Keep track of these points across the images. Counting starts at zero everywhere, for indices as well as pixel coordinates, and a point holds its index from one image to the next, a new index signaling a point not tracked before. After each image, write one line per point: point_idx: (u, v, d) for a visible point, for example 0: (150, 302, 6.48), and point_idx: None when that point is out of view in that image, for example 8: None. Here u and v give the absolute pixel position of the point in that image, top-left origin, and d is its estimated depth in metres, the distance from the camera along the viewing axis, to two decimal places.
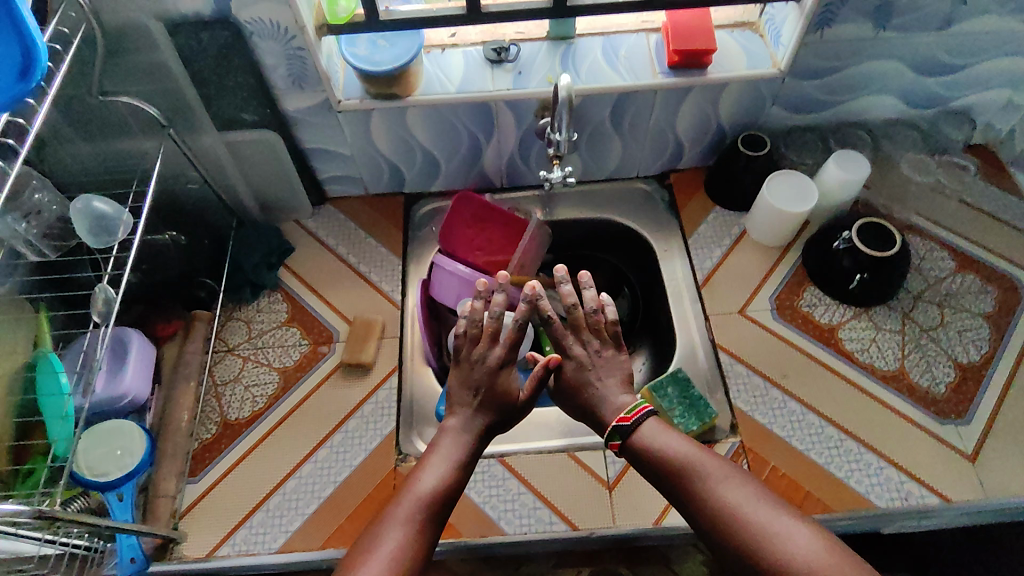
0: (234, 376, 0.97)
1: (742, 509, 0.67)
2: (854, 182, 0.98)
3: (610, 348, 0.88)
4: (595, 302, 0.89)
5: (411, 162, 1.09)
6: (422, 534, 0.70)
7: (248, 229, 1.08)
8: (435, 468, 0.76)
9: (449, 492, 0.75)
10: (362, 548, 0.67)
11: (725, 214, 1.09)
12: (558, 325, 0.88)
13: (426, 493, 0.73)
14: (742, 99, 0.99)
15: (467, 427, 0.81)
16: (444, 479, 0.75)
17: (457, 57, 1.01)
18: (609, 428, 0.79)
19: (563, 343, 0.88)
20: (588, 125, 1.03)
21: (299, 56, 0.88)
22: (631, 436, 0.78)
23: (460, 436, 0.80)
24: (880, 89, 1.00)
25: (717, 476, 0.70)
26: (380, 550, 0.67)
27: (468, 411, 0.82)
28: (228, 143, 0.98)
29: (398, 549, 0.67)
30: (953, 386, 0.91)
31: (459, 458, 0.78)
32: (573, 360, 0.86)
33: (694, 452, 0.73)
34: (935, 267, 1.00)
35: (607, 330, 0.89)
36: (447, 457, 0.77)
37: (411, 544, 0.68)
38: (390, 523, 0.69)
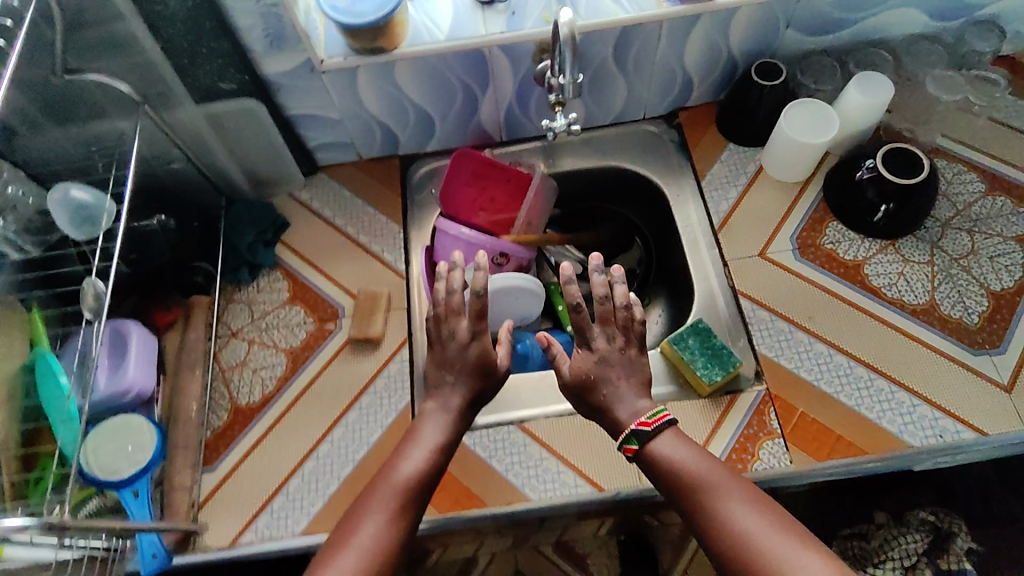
0: (240, 360, 0.95)
1: (757, 540, 0.64)
2: (877, 107, 0.91)
3: (633, 349, 0.80)
4: (625, 298, 0.80)
5: (403, 122, 1.03)
6: (399, 525, 0.68)
7: (240, 206, 1.03)
8: (416, 453, 0.74)
9: (429, 477, 0.73)
10: (337, 548, 0.66)
11: (739, 151, 1.03)
12: (583, 314, 0.78)
13: (405, 480, 0.71)
14: (753, 24, 0.92)
15: (447, 405, 0.78)
16: (424, 464, 0.73)
17: (445, 1, 0.93)
18: (626, 432, 0.73)
19: (586, 334, 0.79)
20: (590, 66, 0.96)
21: (275, 12, 0.81)
22: (648, 444, 0.73)
23: (443, 416, 0.77)
24: (902, 2, 0.92)
25: (736, 499, 0.67)
26: (355, 547, 0.66)
27: (451, 387, 0.79)
28: (209, 116, 0.92)
29: (372, 543, 0.66)
30: (986, 315, 0.87)
31: (440, 440, 0.75)
32: (595, 354, 0.79)
33: (711, 471, 0.70)
34: (963, 191, 0.95)
35: (633, 327, 0.80)
36: (428, 440, 0.75)
37: (387, 537, 0.67)
38: (367, 516, 0.68)
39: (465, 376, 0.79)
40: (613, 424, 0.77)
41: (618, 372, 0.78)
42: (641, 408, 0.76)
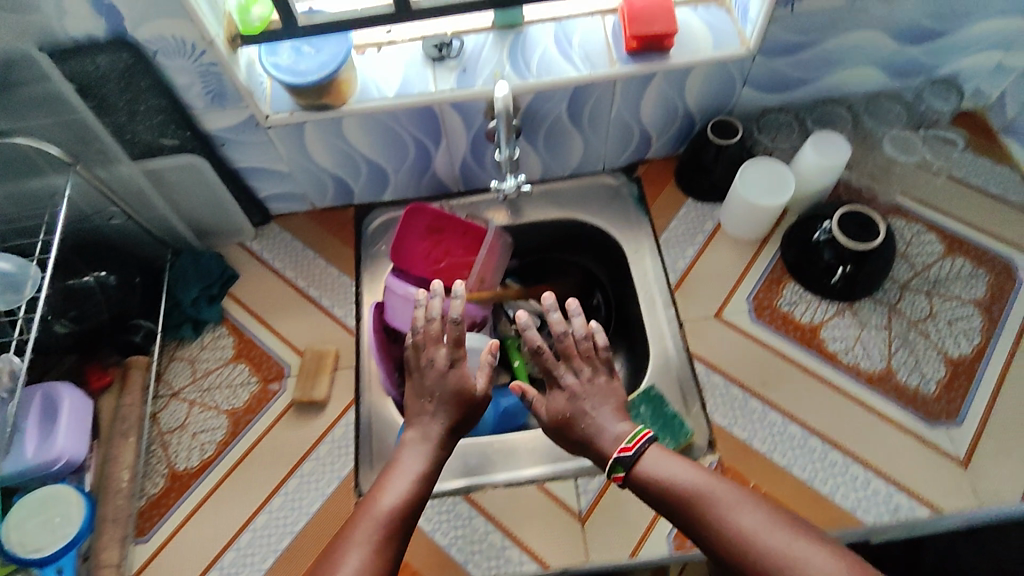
0: (180, 423, 0.92)
1: (760, 539, 0.60)
2: (833, 167, 0.89)
3: (603, 377, 0.81)
4: (584, 328, 0.83)
5: (356, 173, 1.01)
6: (384, 557, 0.62)
7: (186, 260, 1.01)
8: (397, 484, 0.69)
9: (413, 509, 0.67)
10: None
11: (697, 207, 1.01)
12: (547, 354, 0.81)
13: (388, 510, 0.65)
14: (709, 83, 0.91)
15: (426, 435, 0.74)
16: (407, 494, 0.68)
17: (395, 57, 0.90)
18: (610, 461, 0.71)
19: (554, 374, 0.81)
20: (544, 122, 0.94)
21: (214, 72, 0.79)
22: (634, 467, 0.70)
23: (424, 446, 0.73)
24: (858, 62, 0.91)
25: (728, 501, 0.64)
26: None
27: (429, 417, 0.76)
28: (149, 171, 0.89)
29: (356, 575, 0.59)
30: (943, 384, 0.85)
31: (424, 469, 0.71)
32: (565, 391, 0.79)
33: (702, 480, 0.66)
34: (922, 252, 0.93)
35: (598, 356, 0.82)
36: (409, 470, 0.70)
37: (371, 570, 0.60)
38: (348, 548, 0.62)
39: (444, 406, 0.76)
40: (598, 453, 0.75)
41: (593, 403, 0.78)
42: (624, 431, 0.74)
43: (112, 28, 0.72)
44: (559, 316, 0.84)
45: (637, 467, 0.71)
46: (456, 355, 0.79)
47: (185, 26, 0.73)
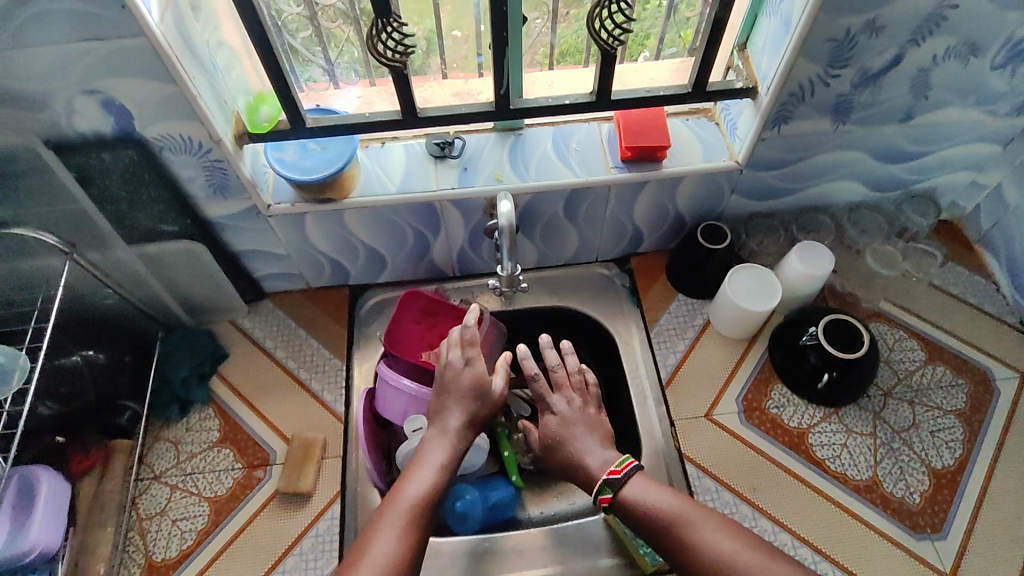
0: (160, 508, 0.90)
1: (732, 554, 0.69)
2: (818, 278, 0.92)
3: (593, 408, 0.89)
4: (576, 365, 0.92)
5: (353, 258, 1.02)
6: (413, 539, 0.72)
7: (177, 338, 1.00)
8: (421, 476, 0.78)
9: (435, 497, 0.76)
10: (356, 557, 0.69)
11: (687, 302, 1.04)
12: (541, 382, 0.89)
13: (414, 501, 0.75)
14: (700, 190, 0.94)
15: (444, 433, 0.83)
16: (430, 484, 0.77)
17: (398, 153, 0.93)
18: (598, 483, 0.79)
19: (547, 401, 0.88)
20: (541, 218, 0.96)
21: (220, 167, 0.80)
22: (620, 490, 0.78)
23: (444, 442, 0.82)
24: (842, 176, 0.95)
25: (709, 526, 0.72)
26: (375, 557, 0.69)
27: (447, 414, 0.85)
28: (147, 256, 0.89)
29: (389, 555, 0.69)
30: (927, 497, 0.86)
31: (444, 463, 0.80)
32: (555, 416, 0.87)
33: (681, 504, 0.74)
34: (905, 358, 0.96)
35: (588, 391, 0.90)
36: (431, 463, 0.79)
37: (402, 550, 0.70)
38: (381, 531, 0.71)
39: (459, 408, 0.85)
40: (586, 476, 0.82)
41: (580, 429, 0.85)
42: (610, 458, 0.82)
43: (121, 126, 0.73)
44: (553, 353, 0.92)
45: (622, 491, 0.78)
46: (470, 355, 0.87)
47: (193, 127, 0.73)
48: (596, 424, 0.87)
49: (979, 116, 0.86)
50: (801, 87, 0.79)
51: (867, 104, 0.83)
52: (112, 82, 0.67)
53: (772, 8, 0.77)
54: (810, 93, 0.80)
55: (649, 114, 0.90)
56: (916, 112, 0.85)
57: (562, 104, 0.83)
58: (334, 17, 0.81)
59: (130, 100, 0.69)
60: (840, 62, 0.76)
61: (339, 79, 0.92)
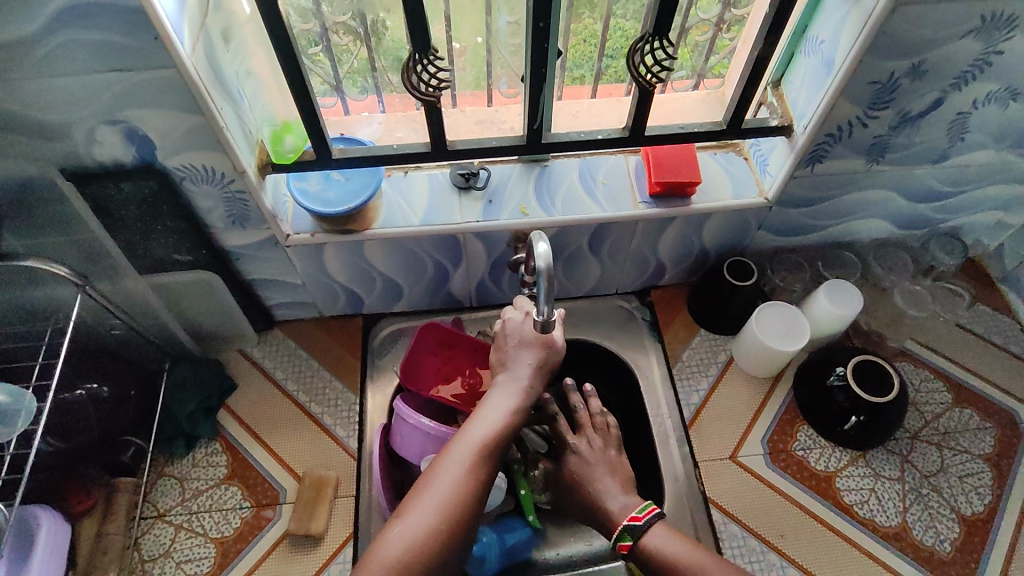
0: (164, 550, 0.86)
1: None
2: (846, 318, 0.91)
3: (614, 450, 0.87)
4: (598, 407, 0.91)
5: (370, 288, 0.98)
6: (478, 479, 0.67)
7: (184, 368, 0.96)
8: (491, 415, 0.72)
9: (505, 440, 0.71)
10: (416, 492, 0.66)
11: (709, 338, 1.02)
12: (563, 423, 0.89)
13: (482, 441, 0.69)
14: (727, 226, 0.93)
15: (515, 376, 0.76)
16: (500, 424, 0.71)
17: (421, 182, 0.90)
18: (619, 528, 0.77)
19: (567, 441, 0.87)
20: (564, 252, 0.94)
21: (241, 198, 0.77)
22: (642, 538, 0.76)
23: (515, 385, 0.75)
24: (870, 214, 0.94)
25: None
26: (436, 492, 0.66)
27: (519, 359, 0.77)
28: (158, 286, 0.86)
29: (451, 494, 0.65)
30: (958, 545, 0.85)
31: (514, 403, 0.73)
32: (574, 455, 0.86)
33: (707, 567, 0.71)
34: (931, 400, 0.95)
35: (610, 433, 0.89)
36: (501, 405, 0.73)
37: (466, 489, 0.66)
38: (445, 467, 0.67)
39: (531, 357, 0.77)
40: (607, 520, 0.79)
41: (600, 470, 0.84)
42: (631, 503, 0.80)
43: (141, 156, 0.70)
44: (577, 397, 0.91)
45: (644, 539, 0.76)
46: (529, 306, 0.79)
47: (217, 158, 0.71)
48: (615, 468, 0.84)
49: (1011, 158, 0.86)
50: (839, 128, 0.78)
51: (902, 146, 0.82)
52: (137, 112, 0.64)
53: (812, 47, 0.76)
54: (848, 134, 0.79)
55: (679, 149, 0.88)
56: (951, 154, 0.84)
57: (594, 139, 0.81)
58: (342, 35, 0.78)
59: (154, 130, 0.67)
60: (881, 104, 0.75)
61: (349, 97, 0.90)
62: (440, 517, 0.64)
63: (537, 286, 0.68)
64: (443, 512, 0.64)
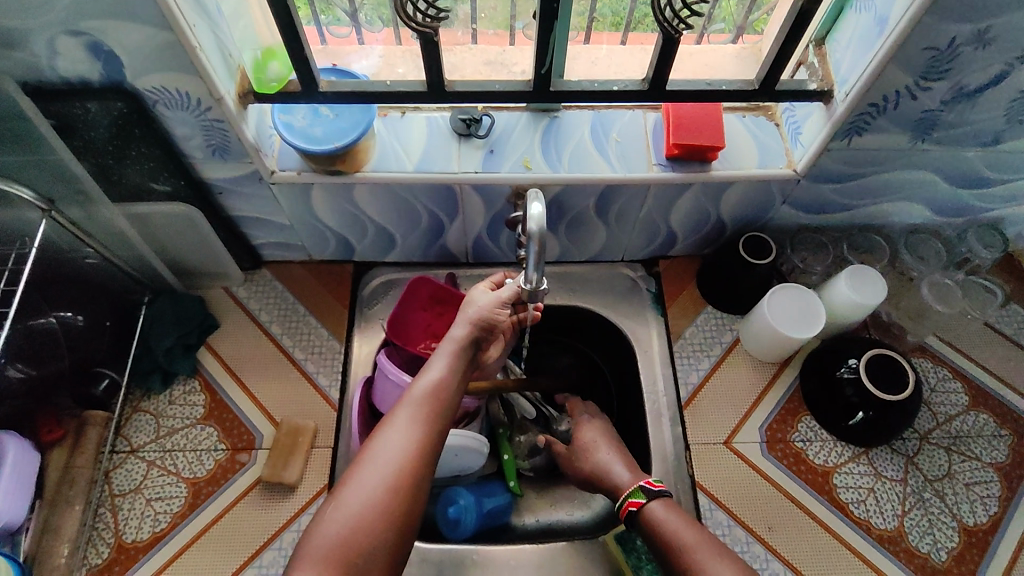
0: (135, 485, 0.85)
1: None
2: (866, 306, 0.84)
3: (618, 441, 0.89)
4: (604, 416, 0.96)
5: (361, 235, 0.93)
6: (425, 439, 0.61)
7: (164, 303, 0.93)
8: (429, 377, 0.65)
9: (450, 396, 0.65)
10: (356, 461, 0.59)
11: (717, 315, 0.95)
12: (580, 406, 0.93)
13: (423, 400, 0.63)
14: (749, 197, 0.85)
15: (453, 332, 0.69)
16: (442, 379, 0.65)
17: (420, 126, 0.84)
18: (634, 485, 0.75)
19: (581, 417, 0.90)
20: (569, 212, 0.87)
21: (219, 127, 0.71)
22: (654, 501, 0.73)
23: (452, 342, 0.68)
24: (906, 197, 0.86)
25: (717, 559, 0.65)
26: (378, 461, 0.58)
27: (457, 321, 0.71)
28: (134, 216, 0.81)
29: (394, 461, 0.58)
30: (954, 555, 0.80)
31: (456, 360, 0.67)
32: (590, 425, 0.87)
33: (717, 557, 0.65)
34: (946, 401, 0.89)
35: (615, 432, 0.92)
36: (441, 364, 0.66)
37: (411, 451, 0.59)
38: (387, 430, 0.61)
39: (467, 311, 0.70)
40: (615, 484, 0.78)
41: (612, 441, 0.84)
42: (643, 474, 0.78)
43: (110, 73, 0.64)
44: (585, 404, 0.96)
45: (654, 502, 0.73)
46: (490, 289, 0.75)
47: (191, 81, 0.65)
48: (611, 441, 0.84)
49: None
50: (884, 97, 0.69)
51: (952, 123, 0.73)
52: (100, 22, 0.58)
53: (865, 2, 0.67)
54: (893, 106, 0.71)
55: (703, 109, 0.80)
56: (1004, 137, 0.75)
57: (610, 90, 0.73)
58: None
59: (121, 46, 0.61)
60: (936, 75, 0.66)
61: (364, 27, 0.83)
62: (383, 489, 0.57)
63: (527, 251, 0.63)
64: (389, 479, 0.57)
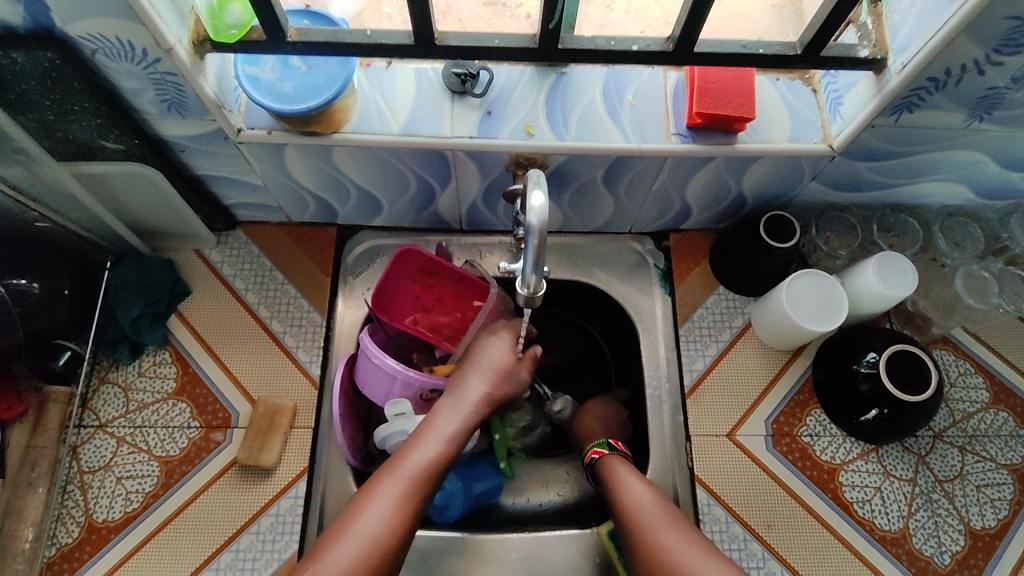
0: (104, 462, 0.80)
1: (683, 559, 0.64)
2: (893, 298, 0.77)
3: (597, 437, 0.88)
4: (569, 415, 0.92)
5: (344, 199, 0.84)
6: (409, 510, 0.66)
7: (129, 268, 0.85)
8: (427, 446, 0.71)
9: (442, 466, 0.71)
10: (344, 522, 0.65)
11: (729, 296, 0.88)
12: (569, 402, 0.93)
13: (416, 471, 0.68)
14: (775, 172, 0.76)
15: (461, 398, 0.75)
16: (439, 453, 0.70)
17: (408, 79, 0.73)
18: (599, 438, 0.80)
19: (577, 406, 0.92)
20: (574, 182, 0.78)
21: (172, 81, 0.61)
22: (603, 456, 0.77)
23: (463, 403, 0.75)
24: (948, 177, 0.78)
25: (644, 499, 0.70)
26: (363, 527, 0.64)
27: (471, 381, 0.77)
28: (86, 176, 0.72)
29: (376, 530, 0.64)
30: (958, 559, 0.77)
31: (461, 427, 0.73)
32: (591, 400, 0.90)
33: (656, 494, 0.71)
34: (966, 398, 0.84)
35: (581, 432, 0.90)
36: (440, 432, 0.72)
37: (394, 522, 0.65)
38: (377, 497, 0.66)
39: (486, 373, 0.78)
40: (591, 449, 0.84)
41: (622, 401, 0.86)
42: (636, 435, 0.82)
43: (34, 17, 0.54)
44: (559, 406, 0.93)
45: (604, 458, 0.77)
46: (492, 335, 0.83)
47: (131, 28, 0.54)
48: None
49: None
50: (947, 72, 0.59)
51: (1019, 103, 0.64)
52: None
53: None
54: (955, 81, 0.61)
55: (733, 72, 0.70)
56: None
57: (628, 49, 0.62)
58: None
59: None
60: (1012, 48, 0.57)
61: None
62: (361, 557, 0.62)
63: (526, 247, 0.56)
64: (370, 548, 0.63)
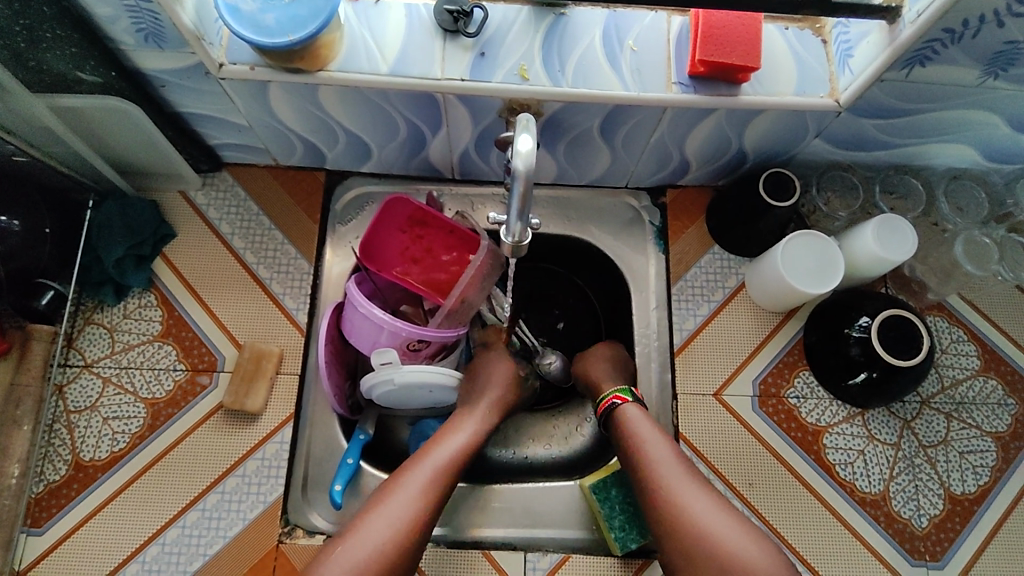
0: (91, 402, 0.80)
1: (701, 517, 0.64)
2: (891, 261, 0.76)
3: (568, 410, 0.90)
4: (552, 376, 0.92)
5: (332, 143, 0.82)
6: (427, 510, 0.67)
7: (112, 208, 0.83)
8: (446, 448, 0.72)
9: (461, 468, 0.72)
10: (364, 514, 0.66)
11: (723, 256, 0.87)
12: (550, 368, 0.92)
13: (437, 470, 0.70)
14: (777, 127, 0.73)
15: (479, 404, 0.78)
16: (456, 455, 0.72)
17: (398, 16, 0.70)
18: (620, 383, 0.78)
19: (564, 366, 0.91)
20: (570, 131, 0.76)
21: (147, 8, 0.58)
22: (623, 407, 0.75)
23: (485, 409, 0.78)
24: (956, 138, 0.75)
25: (665, 458, 0.69)
26: (381, 521, 0.65)
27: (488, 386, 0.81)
28: (64, 110, 0.70)
29: (395, 525, 0.65)
30: (935, 522, 0.78)
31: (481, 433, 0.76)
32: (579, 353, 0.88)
33: (677, 453, 0.70)
34: (956, 364, 0.83)
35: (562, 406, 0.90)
36: (458, 437, 0.74)
37: (415, 518, 0.66)
38: (398, 493, 0.67)
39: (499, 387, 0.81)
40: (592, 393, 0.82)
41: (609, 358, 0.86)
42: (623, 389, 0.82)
43: None
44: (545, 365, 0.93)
45: (621, 409, 0.75)
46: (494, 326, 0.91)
47: None
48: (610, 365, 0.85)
49: None
50: (964, 23, 0.56)
51: None
52: None
53: None
54: (972, 33, 0.58)
55: (741, 18, 0.67)
56: None
57: None
58: None
59: None
60: None
61: None
62: (379, 548, 0.63)
63: (511, 194, 0.55)
64: (389, 541, 0.64)
